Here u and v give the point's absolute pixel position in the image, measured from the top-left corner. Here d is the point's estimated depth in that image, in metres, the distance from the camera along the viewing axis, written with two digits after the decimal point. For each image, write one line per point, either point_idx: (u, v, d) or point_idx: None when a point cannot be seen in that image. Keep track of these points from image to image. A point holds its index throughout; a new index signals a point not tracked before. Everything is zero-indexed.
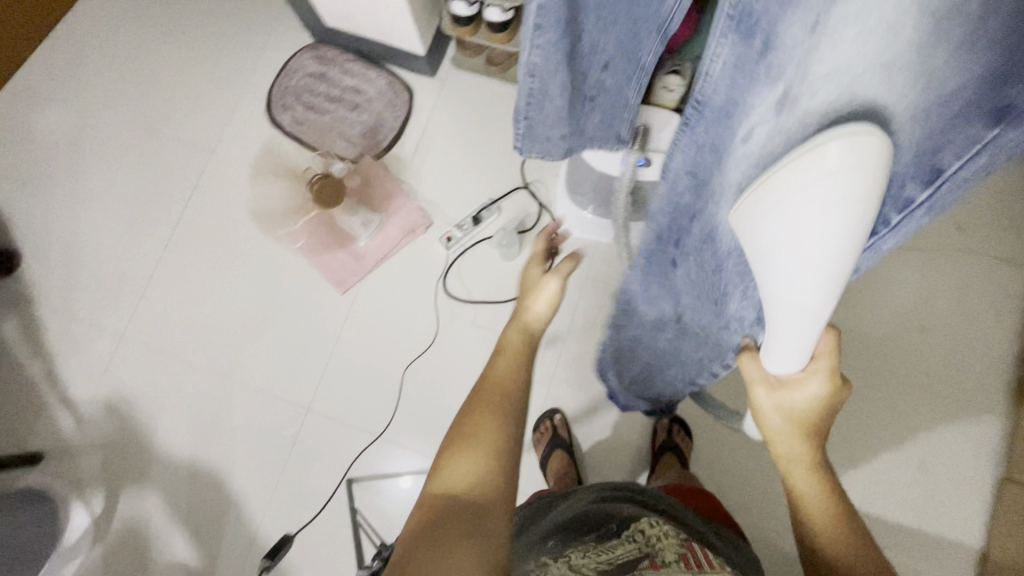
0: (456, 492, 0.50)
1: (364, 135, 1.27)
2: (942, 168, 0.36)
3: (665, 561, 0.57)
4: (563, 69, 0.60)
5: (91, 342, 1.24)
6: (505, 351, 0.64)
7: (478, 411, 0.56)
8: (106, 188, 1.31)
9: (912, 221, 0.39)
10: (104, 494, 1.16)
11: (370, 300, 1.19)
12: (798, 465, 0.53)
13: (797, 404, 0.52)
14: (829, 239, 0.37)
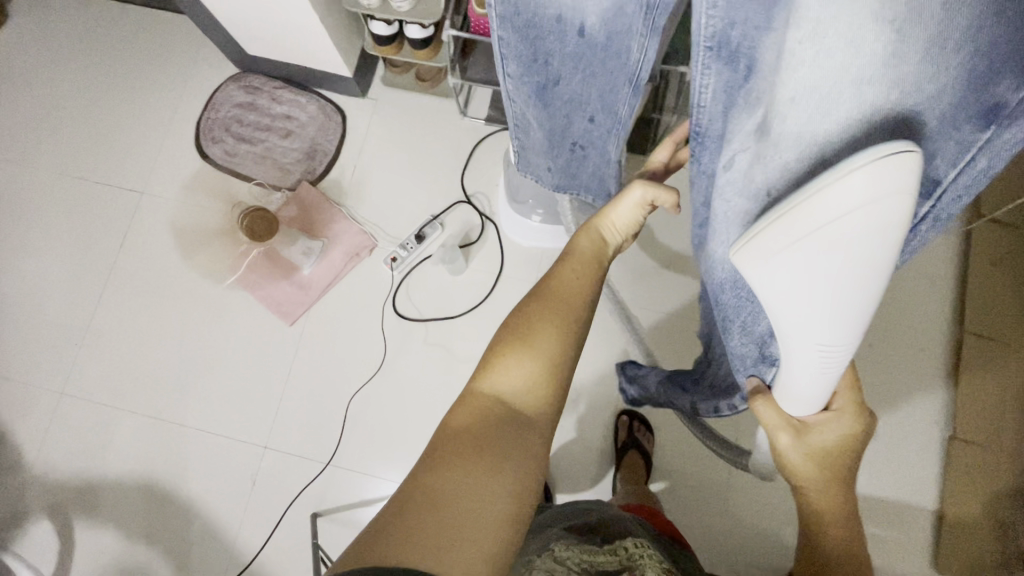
0: (507, 395, 0.51)
1: (300, 162, 1.25)
2: (938, 179, 0.39)
3: None
4: (536, 101, 0.67)
5: (26, 403, 1.17)
6: (575, 253, 0.63)
7: (543, 316, 0.56)
8: (31, 239, 1.25)
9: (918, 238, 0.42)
10: (53, 562, 1.10)
11: (319, 328, 1.17)
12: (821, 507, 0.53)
13: (822, 444, 0.53)
14: (859, 263, 0.36)
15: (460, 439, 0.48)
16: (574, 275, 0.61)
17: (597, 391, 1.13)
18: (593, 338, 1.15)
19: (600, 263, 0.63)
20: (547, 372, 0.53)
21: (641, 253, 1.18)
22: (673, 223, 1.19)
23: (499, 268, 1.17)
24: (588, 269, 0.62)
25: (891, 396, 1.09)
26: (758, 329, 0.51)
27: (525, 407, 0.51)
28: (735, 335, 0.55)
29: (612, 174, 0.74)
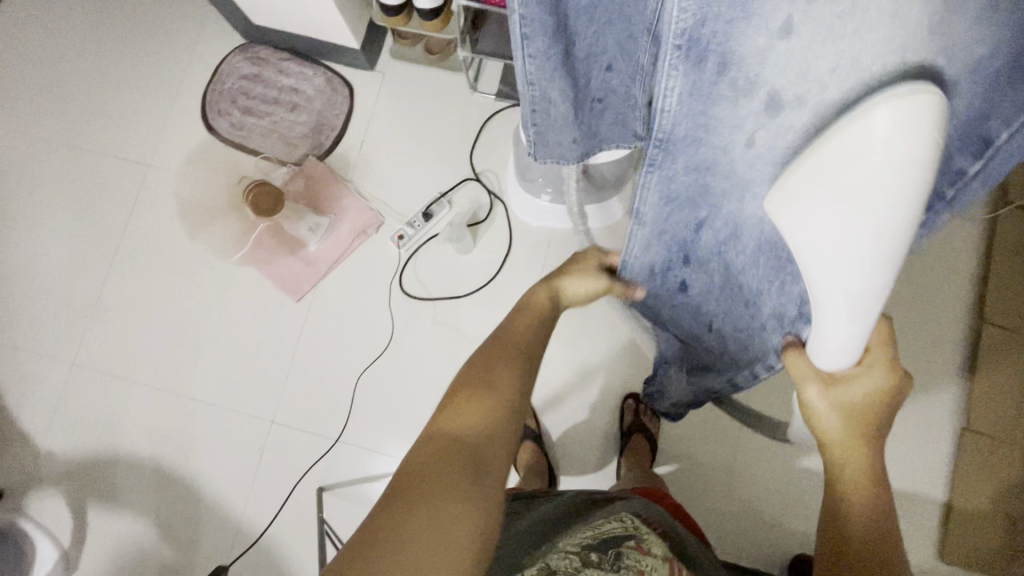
0: (463, 432, 0.49)
1: (307, 136, 1.23)
2: (990, 137, 0.37)
3: (651, 550, 0.61)
4: (560, 74, 0.57)
5: (38, 372, 1.19)
6: (530, 307, 0.65)
7: (491, 364, 0.56)
8: (39, 211, 1.25)
9: (967, 194, 0.40)
10: (69, 526, 1.13)
11: (326, 304, 1.16)
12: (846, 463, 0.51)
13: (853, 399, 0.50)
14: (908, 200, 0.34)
15: (422, 479, 0.45)
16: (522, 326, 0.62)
17: (604, 373, 1.12)
18: (601, 320, 1.13)
19: (547, 317, 0.65)
20: (504, 411, 0.52)
21: None
22: None
23: (507, 248, 1.16)
24: (535, 319, 0.64)
25: None
26: (799, 283, 0.50)
27: (477, 441, 0.49)
28: (773, 294, 0.54)
29: (641, 118, 0.66)
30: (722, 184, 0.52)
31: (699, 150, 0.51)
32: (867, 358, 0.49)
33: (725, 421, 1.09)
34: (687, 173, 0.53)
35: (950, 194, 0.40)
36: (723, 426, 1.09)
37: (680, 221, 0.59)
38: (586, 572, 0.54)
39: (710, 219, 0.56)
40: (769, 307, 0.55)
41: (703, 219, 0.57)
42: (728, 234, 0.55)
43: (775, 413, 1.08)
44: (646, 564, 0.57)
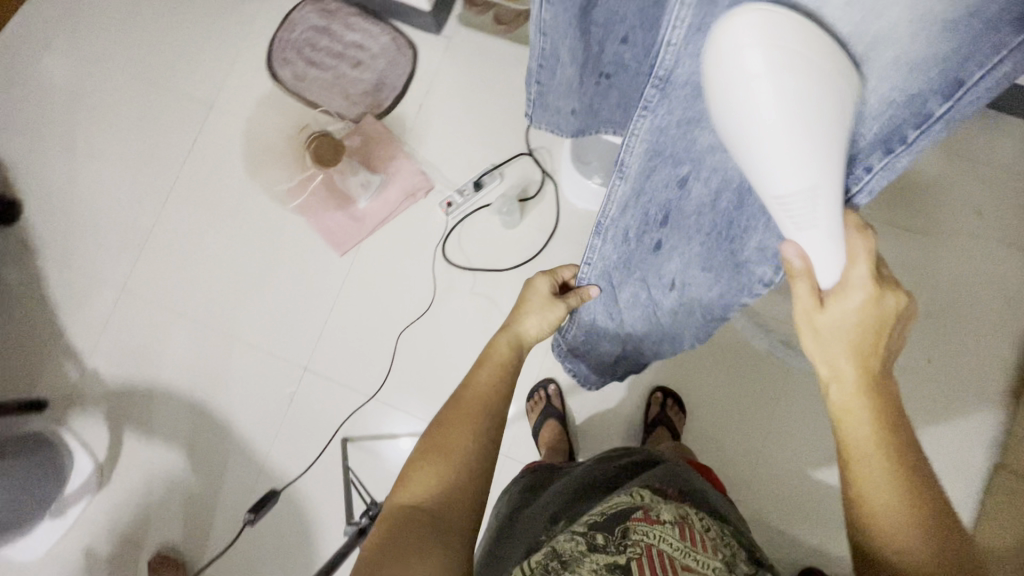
0: (424, 497, 0.55)
1: (367, 93, 1.24)
2: (963, 79, 0.37)
3: (659, 517, 0.57)
4: (575, 33, 0.55)
5: (90, 293, 1.24)
6: (490, 357, 0.70)
7: (449, 424, 0.61)
8: (105, 140, 1.29)
9: (928, 136, 0.40)
10: (107, 442, 1.19)
11: (369, 261, 1.18)
12: (847, 397, 0.48)
13: (846, 323, 0.47)
14: (793, 101, 0.36)
15: (388, 543, 0.51)
16: (481, 379, 0.66)
17: None
18: None
19: (509, 366, 0.69)
20: (460, 472, 0.57)
21: None
22: None
23: (553, 227, 1.16)
24: (498, 372, 0.67)
25: (938, 411, 1.06)
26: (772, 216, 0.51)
27: (438, 510, 0.54)
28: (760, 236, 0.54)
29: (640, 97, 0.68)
30: (709, 139, 0.50)
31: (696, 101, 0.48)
32: (850, 276, 0.46)
33: (749, 424, 1.10)
34: (678, 127, 0.51)
35: (899, 148, 0.42)
36: (747, 431, 1.09)
37: (659, 180, 0.57)
38: (591, 556, 0.54)
39: (694, 175, 0.55)
40: (754, 244, 0.55)
41: (684, 177, 0.56)
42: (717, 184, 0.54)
43: (801, 421, 1.09)
44: (655, 535, 0.54)
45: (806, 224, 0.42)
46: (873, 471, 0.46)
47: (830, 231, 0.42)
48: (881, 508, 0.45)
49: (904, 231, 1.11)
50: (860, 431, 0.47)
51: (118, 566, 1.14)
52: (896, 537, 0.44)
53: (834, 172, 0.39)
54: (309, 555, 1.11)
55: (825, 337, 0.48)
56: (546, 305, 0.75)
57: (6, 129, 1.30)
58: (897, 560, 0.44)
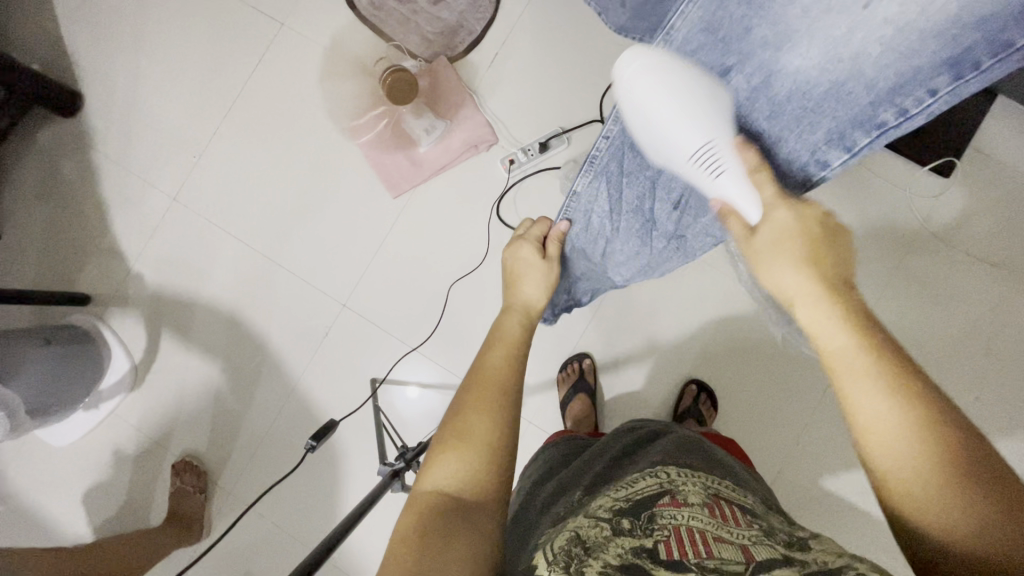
0: (447, 484, 0.53)
1: (444, 34, 1.19)
2: (979, 63, 0.50)
3: (687, 501, 0.49)
4: None
5: (143, 197, 1.24)
6: (504, 338, 0.69)
7: (468, 406, 0.59)
8: (167, 45, 1.24)
9: (935, 103, 0.53)
10: (145, 345, 1.21)
11: (422, 209, 1.17)
12: (807, 302, 0.49)
13: (783, 233, 0.53)
14: (684, 104, 0.55)
15: (419, 530, 0.48)
16: (497, 360, 0.65)
17: (672, 351, 1.11)
18: (686, 299, 1.11)
19: (521, 342, 0.69)
20: (484, 452, 0.55)
21: None
22: None
23: None
24: (511, 352, 0.67)
25: None
26: (818, 127, 0.58)
27: (466, 492, 0.52)
28: (790, 141, 0.60)
29: None
30: (765, 33, 0.57)
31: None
32: (762, 199, 0.55)
33: (778, 430, 1.08)
34: (741, 6, 0.57)
35: (970, 75, 0.51)
36: (776, 436, 1.08)
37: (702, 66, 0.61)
38: (616, 540, 0.45)
39: (738, 67, 0.59)
40: (782, 155, 0.62)
41: (727, 71, 0.60)
42: (758, 77, 0.59)
43: (835, 437, 1.07)
44: (684, 516, 0.47)
45: (717, 170, 0.55)
46: (839, 352, 0.45)
47: (736, 175, 0.55)
48: (868, 407, 0.42)
49: (980, 262, 1.07)
50: (828, 331, 0.47)
51: (144, 463, 1.20)
52: (874, 415, 0.42)
53: (717, 130, 0.55)
54: (328, 483, 1.15)
55: (772, 249, 0.53)
56: (534, 269, 0.77)
57: (70, 15, 1.26)
58: (884, 436, 0.41)
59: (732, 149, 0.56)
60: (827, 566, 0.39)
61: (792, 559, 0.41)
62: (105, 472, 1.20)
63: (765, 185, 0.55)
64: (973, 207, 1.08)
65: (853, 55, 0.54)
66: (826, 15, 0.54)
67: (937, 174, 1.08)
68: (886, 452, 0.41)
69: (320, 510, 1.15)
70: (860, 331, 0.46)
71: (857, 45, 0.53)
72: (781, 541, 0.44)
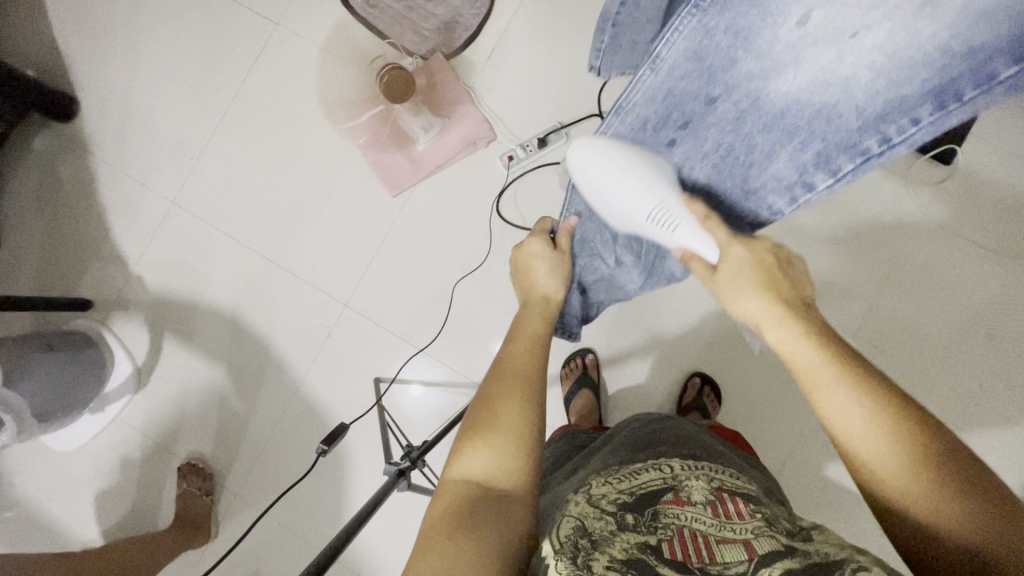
0: (479, 473, 0.53)
1: (439, 30, 1.18)
2: (963, 95, 0.49)
3: (691, 499, 0.49)
4: None
5: (142, 201, 1.24)
6: (523, 332, 0.69)
7: (496, 396, 0.59)
8: (161, 47, 1.24)
9: (919, 133, 0.53)
10: (148, 349, 1.22)
11: (422, 207, 1.17)
12: (767, 323, 0.53)
13: (742, 267, 0.55)
14: (631, 174, 0.60)
15: (445, 522, 0.48)
16: (522, 353, 0.65)
17: (675, 345, 1.11)
18: (688, 292, 1.11)
19: (542, 335, 0.69)
20: (512, 443, 0.55)
21: None
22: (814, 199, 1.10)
23: None
24: (534, 343, 0.67)
25: (974, 435, 1.06)
26: (810, 147, 0.59)
27: (497, 483, 0.52)
28: (784, 156, 0.62)
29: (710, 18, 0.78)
30: (750, 66, 0.55)
31: (750, 13, 0.52)
32: (721, 241, 0.58)
33: (782, 421, 1.09)
34: (728, 35, 0.53)
35: (952, 107, 0.50)
36: (781, 427, 1.08)
37: (688, 93, 0.59)
38: (621, 535, 0.45)
39: (723, 96, 0.59)
40: (774, 170, 0.63)
41: (714, 97, 0.59)
42: (746, 104, 0.59)
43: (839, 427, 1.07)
44: (687, 516, 0.47)
45: (675, 226, 0.59)
46: (808, 367, 0.48)
47: (693, 228, 0.59)
48: (836, 410, 0.45)
49: (983, 250, 1.07)
50: (791, 345, 0.50)
51: (151, 466, 1.20)
52: (846, 419, 0.44)
53: (667, 191, 0.60)
54: (333, 483, 1.16)
55: (732, 284, 0.55)
56: (547, 262, 0.77)
57: (64, 21, 1.25)
58: (863, 435, 0.43)
59: (683, 204, 0.60)
60: (828, 558, 0.39)
61: (793, 550, 0.41)
62: (111, 476, 1.20)
63: (717, 229, 0.58)
64: (975, 196, 1.07)
65: (841, 81, 0.54)
66: (811, 47, 0.52)
67: (938, 162, 1.08)
68: (867, 447, 0.43)
69: (326, 509, 1.16)
70: (822, 342, 0.48)
71: (843, 72, 0.53)
72: (783, 531, 0.44)
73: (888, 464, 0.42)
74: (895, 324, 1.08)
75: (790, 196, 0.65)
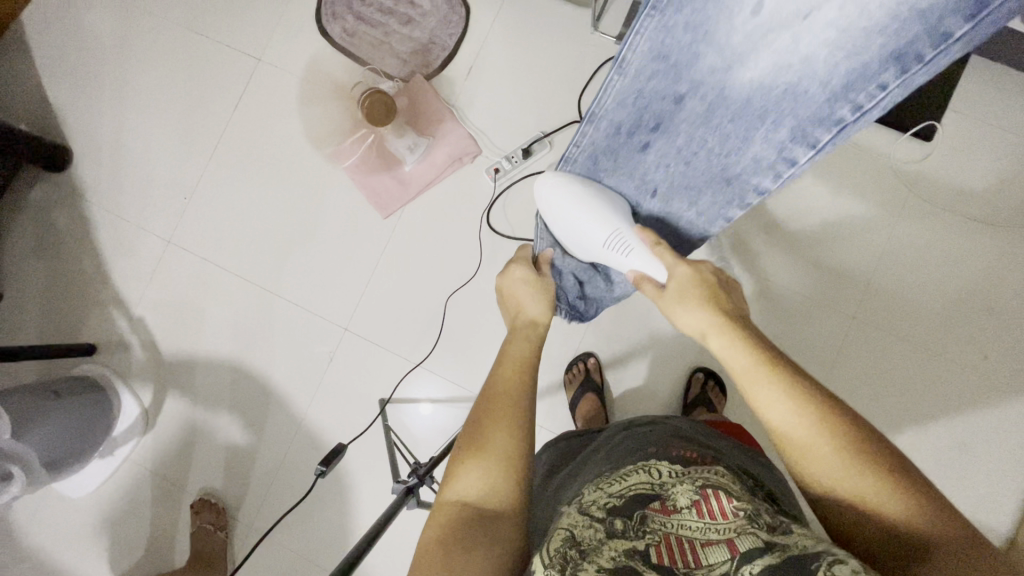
0: (473, 495, 0.53)
1: (417, 52, 1.21)
2: (941, 36, 0.52)
3: (677, 506, 0.48)
4: None
5: (139, 243, 1.26)
6: (508, 357, 0.68)
7: (486, 420, 0.59)
8: (149, 92, 1.26)
9: (888, 96, 0.57)
10: (153, 389, 1.22)
11: (414, 226, 1.18)
12: (714, 332, 0.58)
13: (685, 286, 0.62)
14: (589, 209, 0.70)
15: (437, 549, 0.49)
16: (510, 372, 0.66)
17: (675, 342, 1.12)
18: None
19: (530, 358, 0.68)
20: (501, 466, 0.54)
21: (758, 210, 1.10)
22: (802, 186, 1.10)
23: None
24: (521, 366, 0.66)
25: (986, 409, 1.05)
26: (783, 128, 0.63)
27: (489, 507, 0.52)
28: (758, 142, 0.65)
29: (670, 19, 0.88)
30: (713, 60, 0.60)
31: (706, 7, 0.56)
32: (675, 271, 0.64)
33: None
34: (686, 32, 0.58)
35: (915, 68, 0.54)
36: None
37: (658, 92, 0.64)
38: (612, 543, 0.45)
39: (690, 93, 0.63)
40: (752, 153, 0.66)
41: (682, 95, 0.64)
42: (714, 98, 0.63)
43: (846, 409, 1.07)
44: (673, 523, 0.46)
45: (625, 250, 0.68)
46: (745, 371, 0.53)
47: (642, 252, 0.67)
48: (768, 404, 0.50)
49: (972, 221, 1.07)
50: (734, 355, 0.55)
51: (164, 504, 1.20)
52: (781, 416, 0.49)
53: (619, 220, 0.70)
54: (346, 507, 1.15)
55: (677, 301, 0.62)
56: (533, 287, 0.78)
57: (53, 76, 1.28)
58: (802, 444, 0.47)
59: (637, 231, 0.69)
60: (805, 550, 0.39)
61: (774, 545, 0.41)
62: (125, 518, 1.20)
63: (666, 254, 0.66)
64: (959, 168, 1.08)
65: (802, 60, 0.58)
66: (765, 35, 0.57)
67: (920, 139, 1.08)
68: (808, 445, 0.47)
69: (341, 537, 1.15)
70: (759, 352, 0.54)
71: (803, 52, 0.57)
72: (765, 526, 0.43)
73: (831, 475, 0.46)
74: (895, 302, 1.08)
75: (772, 174, 0.67)
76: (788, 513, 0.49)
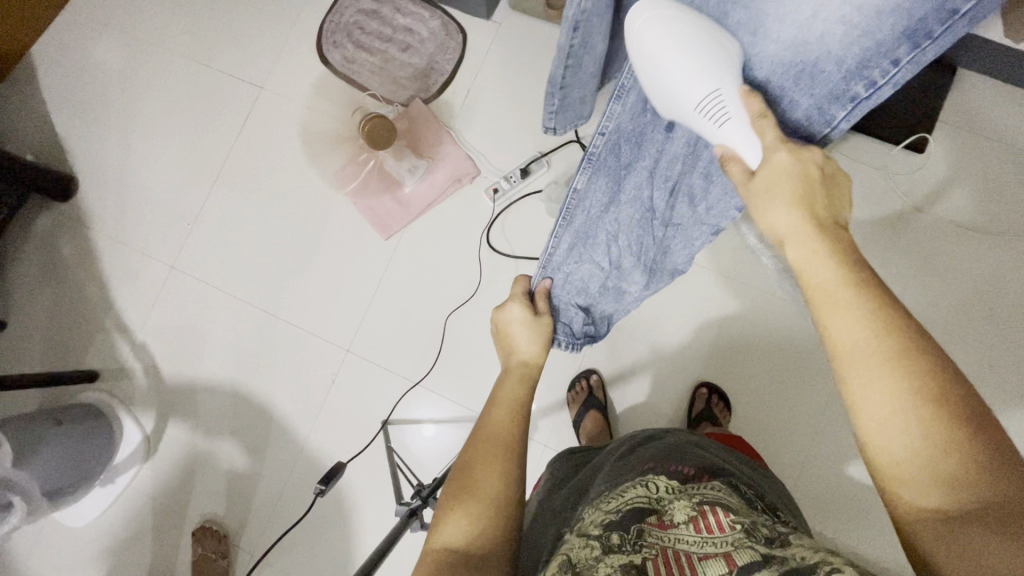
0: (459, 540, 0.53)
1: (416, 78, 1.23)
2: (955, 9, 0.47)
3: (674, 521, 0.47)
4: None
5: (142, 269, 1.27)
6: (500, 401, 0.70)
7: (477, 464, 0.59)
8: (154, 122, 1.29)
9: (901, 73, 0.51)
10: (155, 415, 1.22)
11: (414, 246, 1.19)
12: (795, 241, 0.52)
13: (778, 178, 0.53)
14: (688, 60, 0.53)
15: None
16: (502, 416, 0.67)
17: (677, 357, 1.11)
18: (684, 302, 1.12)
19: (522, 401, 0.70)
20: (490, 510, 0.55)
21: None
22: None
23: None
24: (513, 411, 0.68)
25: None
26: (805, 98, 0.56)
27: (477, 552, 0.52)
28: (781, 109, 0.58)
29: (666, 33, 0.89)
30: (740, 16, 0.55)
31: None
32: (771, 158, 0.54)
33: (795, 421, 1.07)
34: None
35: (926, 44, 0.49)
36: (795, 426, 1.07)
37: None
38: (608, 559, 0.44)
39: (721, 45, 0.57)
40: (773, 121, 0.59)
41: None
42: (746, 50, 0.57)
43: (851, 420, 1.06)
44: (669, 538, 0.46)
45: (722, 120, 0.54)
46: (831, 286, 0.47)
47: (741, 127, 0.55)
48: (842, 323, 0.46)
49: (966, 229, 1.08)
50: (817, 267, 0.49)
51: (164, 532, 1.19)
52: (849, 334, 0.45)
53: (724, 81, 0.54)
54: (349, 531, 1.14)
55: (765, 196, 0.54)
56: (527, 326, 0.79)
57: (61, 108, 1.31)
58: (871, 373, 0.43)
59: (740, 96, 0.54)
60: (802, 562, 0.39)
61: (771, 558, 0.40)
62: (125, 547, 1.19)
63: (768, 129, 0.54)
64: (952, 178, 1.09)
65: (818, 37, 0.53)
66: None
67: (913, 151, 1.10)
68: (884, 393, 0.42)
69: (344, 562, 1.13)
70: (851, 270, 0.48)
71: (820, 28, 0.52)
72: (762, 539, 0.43)
73: (904, 448, 0.41)
74: None
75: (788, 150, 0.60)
76: (785, 525, 0.49)
